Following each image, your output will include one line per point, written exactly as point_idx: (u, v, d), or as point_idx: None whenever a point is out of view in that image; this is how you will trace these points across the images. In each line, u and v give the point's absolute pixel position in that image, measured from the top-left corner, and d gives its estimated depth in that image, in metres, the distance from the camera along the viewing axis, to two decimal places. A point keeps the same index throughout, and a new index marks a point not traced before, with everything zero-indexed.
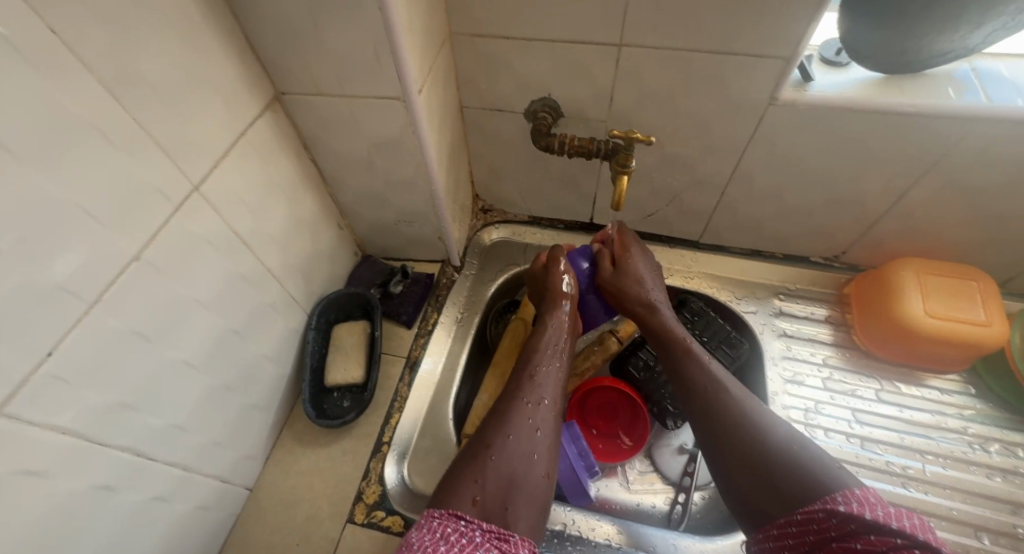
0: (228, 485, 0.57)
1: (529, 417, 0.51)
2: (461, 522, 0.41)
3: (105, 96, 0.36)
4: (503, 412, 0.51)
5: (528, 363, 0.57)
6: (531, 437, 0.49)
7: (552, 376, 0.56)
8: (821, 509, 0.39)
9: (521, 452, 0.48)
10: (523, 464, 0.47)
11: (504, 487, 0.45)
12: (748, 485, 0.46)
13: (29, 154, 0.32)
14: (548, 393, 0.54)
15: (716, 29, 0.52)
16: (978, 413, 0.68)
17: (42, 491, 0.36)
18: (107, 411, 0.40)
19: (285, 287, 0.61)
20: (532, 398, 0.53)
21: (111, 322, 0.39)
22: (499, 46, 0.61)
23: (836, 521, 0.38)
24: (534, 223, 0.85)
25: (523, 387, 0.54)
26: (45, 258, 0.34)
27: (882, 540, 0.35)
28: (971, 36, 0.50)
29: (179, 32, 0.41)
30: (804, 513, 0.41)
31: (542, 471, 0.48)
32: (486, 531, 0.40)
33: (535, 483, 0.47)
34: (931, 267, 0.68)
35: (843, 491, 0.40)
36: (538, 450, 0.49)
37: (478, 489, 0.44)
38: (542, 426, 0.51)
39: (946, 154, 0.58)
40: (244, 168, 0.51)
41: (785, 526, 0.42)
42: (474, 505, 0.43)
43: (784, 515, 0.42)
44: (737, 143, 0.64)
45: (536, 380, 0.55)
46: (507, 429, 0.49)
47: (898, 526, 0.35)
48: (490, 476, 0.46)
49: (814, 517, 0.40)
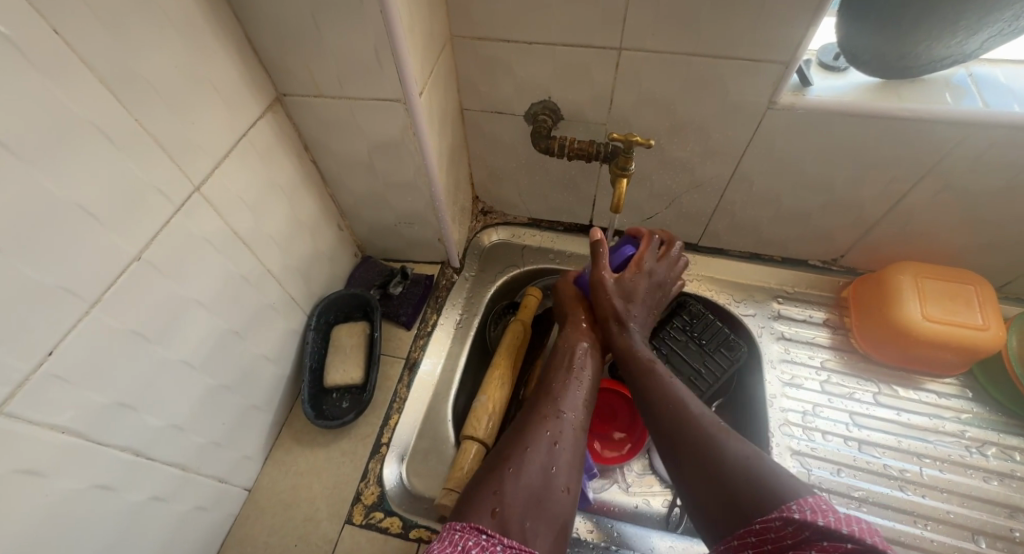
0: (226, 485, 0.57)
1: (548, 429, 0.52)
2: (482, 536, 0.40)
3: (107, 97, 0.36)
4: (523, 425, 0.53)
5: (546, 378, 0.58)
6: (549, 451, 0.50)
7: (573, 390, 0.57)
8: (778, 518, 0.39)
9: (539, 464, 0.49)
10: (541, 478, 0.48)
11: (523, 500, 0.46)
12: (711, 498, 0.45)
13: (31, 154, 0.32)
14: (568, 406, 0.55)
15: (714, 33, 0.53)
16: (975, 417, 0.68)
17: (40, 491, 0.36)
18: (107, 411, 0.40)
19: (285, 287, 0.61)
20: (552, 412, 0.54)
21: (111, 320, 0.39)
22: (500, 49, 0.61)
23: (792, 529, 0.38)
24: (534, 226, 0.86)
25: (543, 401, 0.55)
26: (46, 258, 0.34)
27: (835, 545, 0.35)
28: (967, 41, 0.50)
29: (180, 34, 0.41)
30: (761, 522, 0.40)
31: (561, 485, 0.49)
32: (508, 545, 0.40)
33: (555, 498, 0.47)
34: (929, 271, 0.68)
35: (797, 500, 0.39)
36: (557, 463, 0.50)
37: (497, 501, 0.45)
38: (562, 439, 0.52)
39: (943, 158, 0.58)
40: (245, 169, 0.51)
41: (746, 536, 0.41)
42: (494, 517, 0.44)
43: (743, 524, 0.41)
44: (736, 146, 0.64)
45: (556, 394, 0.56)
46: (526, 441, 0.50)
47: (849, 530, 0.35)
48: (509, 488, 0.46)
49: (771, 526, 0.39)
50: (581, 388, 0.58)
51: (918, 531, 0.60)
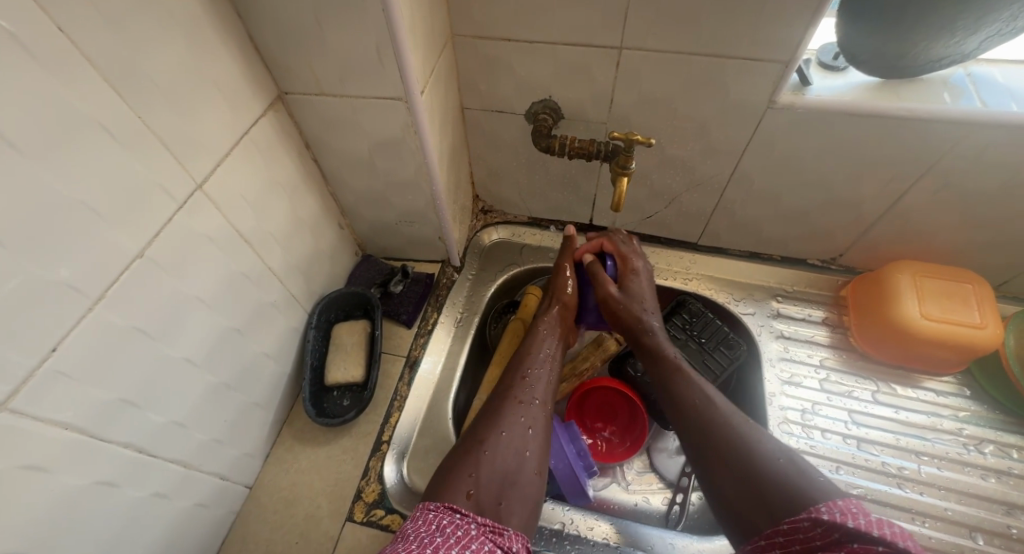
0: (228, 483, 0.57)
1: (521, 415, 0.53)
2: (457, 515, 0.42)
3: (110, 95, 0.36)
4: (497, 409, 0.53)
5: (521, 364, 0.59)
6: (523, 435, 0.52)
7: (542, 376, 0.58)
8: (806, 519, 0.39)
9: (513, 448, 0.50)
10: (513, 461, 0.49)
11: (496, 482, 0.47)
12: (735, 493, 0.46)
13: (34, 151, 0.32)
14: (539, 393, 0.56)
15: (715, 33, 0.53)
16: (973, 415, 0.68)
17: (42, 488, 0.36)
18: (109, 407, 0.40)
19: (286, 285, 0.62)
20: (525, 397, 0.55)
21: (114, 318, 0.39)
22: (501, 48, 0.61)
23: (821, 530, 0.38)
24: (534, 225, 0.86)
25: (517, 387, 0.56)
26: (49, 255, 0.34)
27: (865, 548, 0.35)
28: (966, 41, 0.51)
29: (183, 32, 0.41)
30: (790, 523, 0.40)
31: (533, 468, 0.50)
32: (481, 524, 0.42)
33: (526, 480, 0.49)
34: (927, 270, 0.68)
35: (827, 503, 0.39)
36: (529, 448, 0.51)
37: (472, 483, 0.46)
38: (535, 425, 0.53)
39: (942, 157, 0.58)
40: (247, 167, 0.52)
41: (773, 537, 0.42)
42: (469, 498, 0.45)
43: (771, 526, 0.42)
44: (736, 145, 0.64)
45: (529, 380, 0.57)
46: (500, 425, 0.52)
47: (880, 533, 0.35)
48: (483, 471, 0.47)
49: (799, 526, 0.40)
50: (551, 373, 0.60)
51: (917, 528, 0.61)
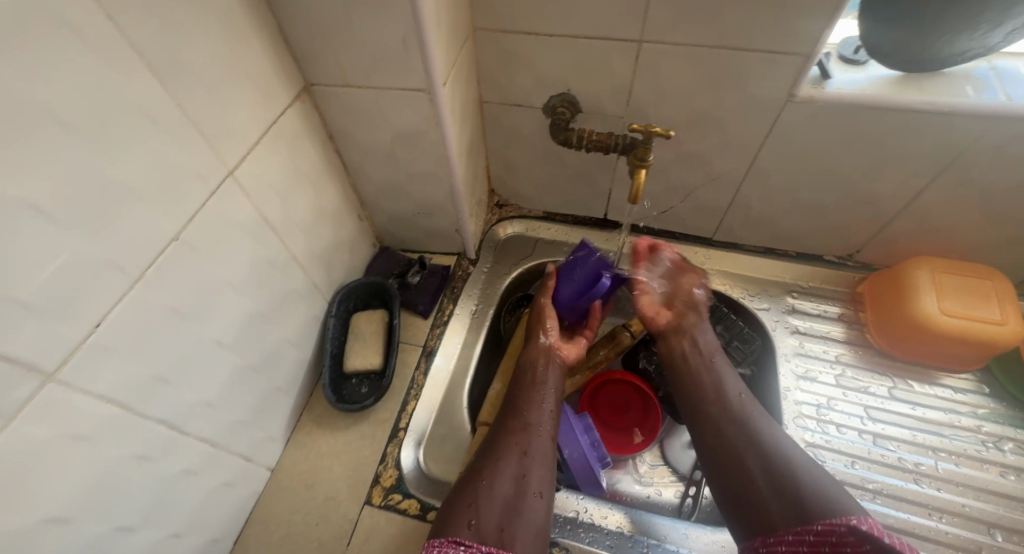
0: (252, 464, 0.58)
1: (516, 441, 0.55)
2: (460, 547, 0.43)
3: (154, 83, 0.38)
4: (492, 440, 0.55)
5: (514, 394, 0.61)
6: (520, 460, 0.53)
7: (539, 406, 0.59)
8: (839, 523, 0.42)
9: (511, 474, 0.51)
10: (514, 486, 0.50)
11: (499, 508, 0.48)
12: (767, 501, 0.48)
13: (83, 132, 0.34)
14: (536, 420, 0.58)
15: (737, 25, 0.53)
16: (991, 412, 0.68)
17: (85, 457, 0.37)
18: (144, 384, 0.41)
19: (307, 273, 0.63)
20: (519, 424, 0.57)
21: (152, 298, 0.41)
22: (521, 43, 0.62)
23: (854, 539, 0.40)
24: (549, 219, 0.87)
25: (510, 417, 0.58)
26: (95, 233, 0.36)
27: None
28: (991, 34, 0.51)
29: (219, 23, 0.43)
30: (825, 526, 0.43)
31: (535, 490, 0.51)
32: None
33: (530, 504, 0.50)
34: (947, 266, 0.68)
35: (862, 517, 0.42)
36: (528, 471, 0.52)
37: (473, 513, 0.47)
38: (531, 449, 0.54)
39: (964, 151, 0.58)
40: (274, 156, 0.53)
41: (803, 534, 0.44)
42: (470, 529, 0.46)
43: (803, 524, 0.45)
44: (754, 139, 0.65)
45: (523, 409, 0.58)
46: (496, 455, 0.53)
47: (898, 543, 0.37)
48: (484, 499, 0.49)
49: (834, 530, 0.42)
50: (547, 400, 0.60)
51: (933, 524, 0.60)
